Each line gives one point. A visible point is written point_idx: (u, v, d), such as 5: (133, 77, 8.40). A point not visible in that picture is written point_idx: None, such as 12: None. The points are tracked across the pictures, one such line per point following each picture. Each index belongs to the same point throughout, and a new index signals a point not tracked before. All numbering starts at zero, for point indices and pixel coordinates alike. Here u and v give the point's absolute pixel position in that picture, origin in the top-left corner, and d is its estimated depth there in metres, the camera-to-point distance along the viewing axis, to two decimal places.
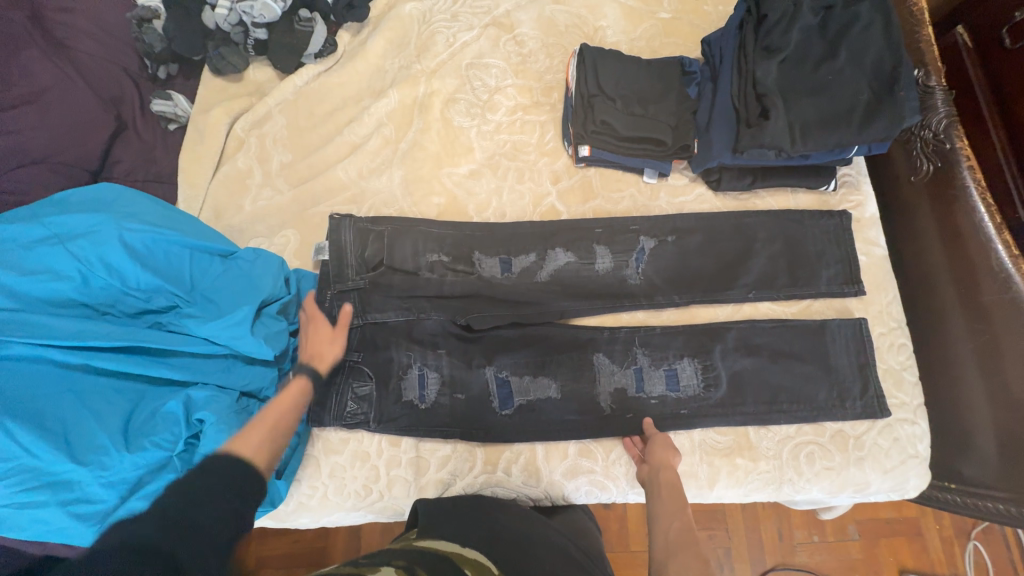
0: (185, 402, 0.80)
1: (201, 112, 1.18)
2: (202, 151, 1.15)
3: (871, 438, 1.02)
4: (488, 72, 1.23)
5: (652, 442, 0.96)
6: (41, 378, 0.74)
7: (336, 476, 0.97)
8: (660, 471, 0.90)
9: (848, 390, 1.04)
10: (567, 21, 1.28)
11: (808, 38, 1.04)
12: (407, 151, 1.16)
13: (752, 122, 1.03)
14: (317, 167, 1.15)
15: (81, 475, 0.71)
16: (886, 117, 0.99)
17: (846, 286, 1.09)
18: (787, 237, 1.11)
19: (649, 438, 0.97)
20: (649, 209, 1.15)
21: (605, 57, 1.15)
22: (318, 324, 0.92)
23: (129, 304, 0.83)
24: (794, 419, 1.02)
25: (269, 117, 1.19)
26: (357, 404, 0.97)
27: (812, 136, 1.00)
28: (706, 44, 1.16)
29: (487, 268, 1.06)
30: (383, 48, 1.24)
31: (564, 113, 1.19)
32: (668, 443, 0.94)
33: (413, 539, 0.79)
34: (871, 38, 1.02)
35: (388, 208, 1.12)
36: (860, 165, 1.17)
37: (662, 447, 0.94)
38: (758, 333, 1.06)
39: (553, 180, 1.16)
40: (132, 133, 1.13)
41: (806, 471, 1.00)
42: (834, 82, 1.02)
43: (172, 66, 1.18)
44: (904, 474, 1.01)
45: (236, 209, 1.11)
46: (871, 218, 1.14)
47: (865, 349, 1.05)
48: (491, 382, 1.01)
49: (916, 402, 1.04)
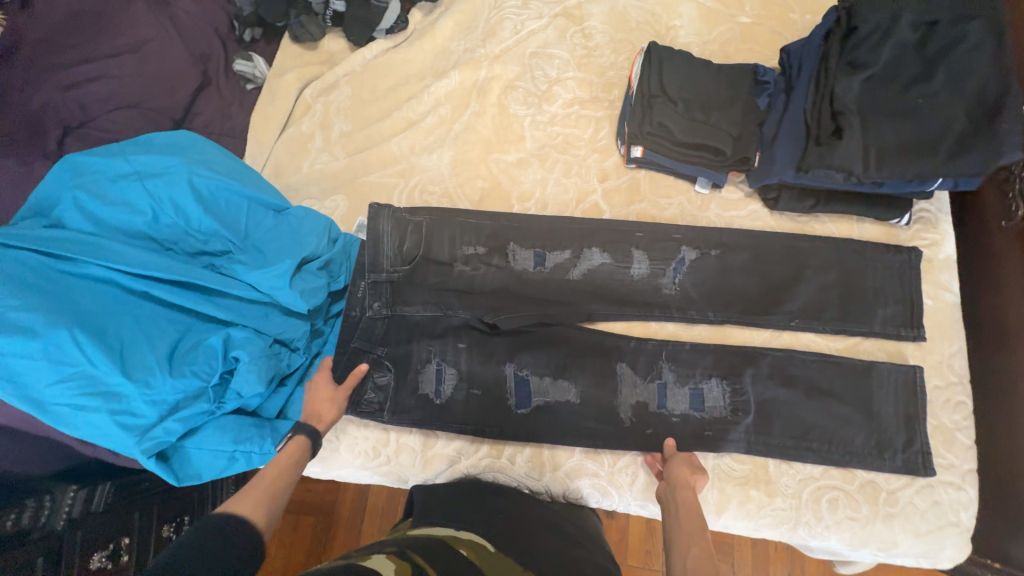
0: (225, 339, 0.87)
1: (277, 75, 1.25)
2: (272, 112, 1.22)
3: (906, 496, 0.94)
4: (551, 63, 1.22)
5: (669, 462, 0.92)
6: (108, 298, 0.82)
7: (350, 433, 1.01)
8: (677, 490, 0.86)
9: (889, 441, 0.96)
10: (639, 17, 1.25)
11: (903, 55, 0.95)
12: (461, 133, 1.18)
13: (822, 139, 0.97)
14: (373, 139, 1.19)
15: (129, 390, 0.78)
16: (978, 151, 0.90)
17: (904, 328, 1.00)
18: (843, 267, 1.03)
19: (667, 459, 0.93)
20: (696, 219, 1.11)
21: (673, 58, 1.12)
22: (320, 383, 0.94)
23: (189, 244, 0.90)
24: (821, 460, 0.96)
25: (336, 86, 1.25)
26: (374, 393, 1.00)
27: (889, 163, 0.93)
28: (785, 52, 1.10)
29: (520, 260, 1.06)
30: (451, 30, 1.26)
31: (622, 111, 1.16)
32: (688, 462, 0.90)
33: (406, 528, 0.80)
34: (975, 61, 0.92)
35: (434, 185, 1.15)
36: (942, 201, 1.07)
37: (683, 467, 0.89)
38: (796, 365, 1.00)
39: (600, 177, 1.14)
40: (214, 89, 1.22)
41: (826, 517, 0.94)
42: (924, 107, 0.93)
43: (256, 30, 1.25)
44: (939, 541, 0.92)
45: (295, 169, 1.18)
46: (945, 259, 1.05)
47: (915, 400, 0.96)
48: (509, 379, 1.01)
49: (966, 467, 0.95)
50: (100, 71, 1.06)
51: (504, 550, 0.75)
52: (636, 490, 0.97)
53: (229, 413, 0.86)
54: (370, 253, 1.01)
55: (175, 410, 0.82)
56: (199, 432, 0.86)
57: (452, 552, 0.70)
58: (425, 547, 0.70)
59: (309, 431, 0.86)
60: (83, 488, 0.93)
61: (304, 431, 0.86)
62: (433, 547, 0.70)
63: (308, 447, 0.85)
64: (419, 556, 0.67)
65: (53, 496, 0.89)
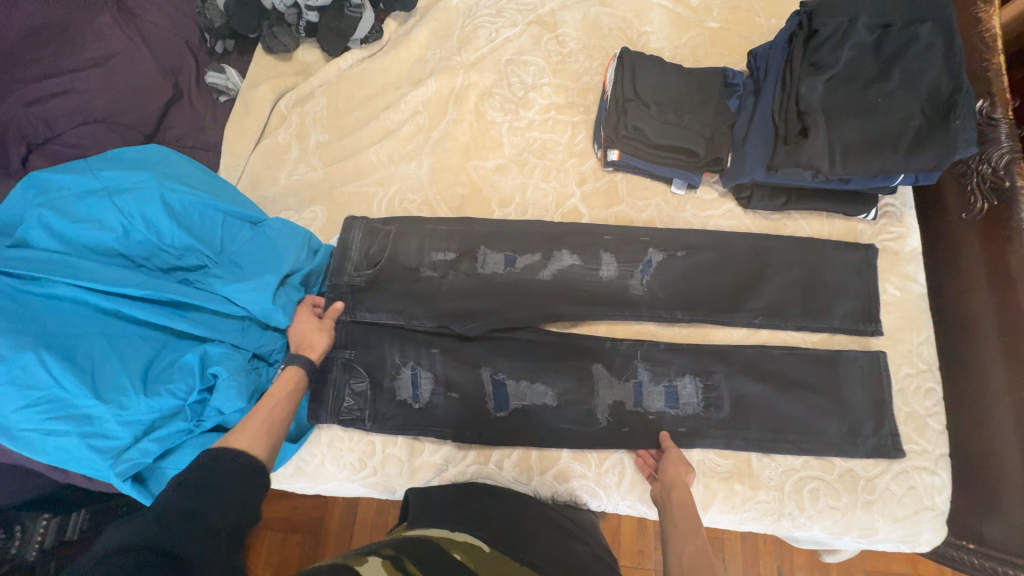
0: (202, 355, 0.85)
1: (250, 87, 1.24)
2: (246, 124, 1.20)
3: (883, 483, 0.97)
4: (526, 69, 1.24)
5: (666, 454, 0.94)
6: (77, 318, 0.80)
7: (334, 446, 1.00)
8: (675, 492, 0.86)
9: (862, 427, 0.98)
10: (611, 23, 1.27)
11: (860, 56, 0.99)
12: (439, 141, 1.18)
13: (789, 139, 1.00)
14: (351, 149, 1.19)
15: (101, 411, 0.76)
16: (934, 146, 0.94)
17: (863, 323, 1.04)
18: (804, 264, 1.06)
19: (664, 450, 0.95)
20: (673, 220, 1.13)
21: (645, 63, 1.14)
22: (304, 316, 0.93)
23: (162, 260, 0.88)
24: (800, 451, 0.98)
25: (312, 97, 1.24)
26: (354, 400, 0.99)
27: (852, 160, 0.96)
28: (752, 56, 1.13)
29: (490, 264, 1.07)
30: (426, 38, 1.27)
31: (598, 116, 1.18)
32: (681, 461, 0.91)
33: (402, 531, 0.81)
34: (928, 60, 0.96)
35: (413, 193, 1.15)
36: (906, 196, 1.11)
37: (677, 463, 0.91)
38: (771, 359, 1.02)
39: (579, 181, 1.16)
40: (187, 102, 1.20)
41: (808, 507, 0.96)
42: (882, 105, 0.97)
43: (229, 41, 1.23)
44: (916, 525, 0.95)
45: (272, 181, 1.17)
46: (911, 252, 1.09)
47: (881, 387, 1.00)
48: (487, 383, 1.01)
49: (938, 451, 0.98)
50: (67, 84, 1.04)
51: (498, 548, 0.75)
52: (624, 489, 0.98)
53: (207, 431, 0.85)
54: (337, 259, 1.02)
55: (151, 429, 0.80)
56: (176, 452, 0.84)
57: (446, 557, 0.69)
58: (417, 551, 0.70)
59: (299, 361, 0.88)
60: (54, 516, 0.92)
61: (299, 361, 0.88)
62: (430, 551, 0.70)
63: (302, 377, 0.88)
64: (413, 562, 0.66)
65: (24, 526, 0.89)
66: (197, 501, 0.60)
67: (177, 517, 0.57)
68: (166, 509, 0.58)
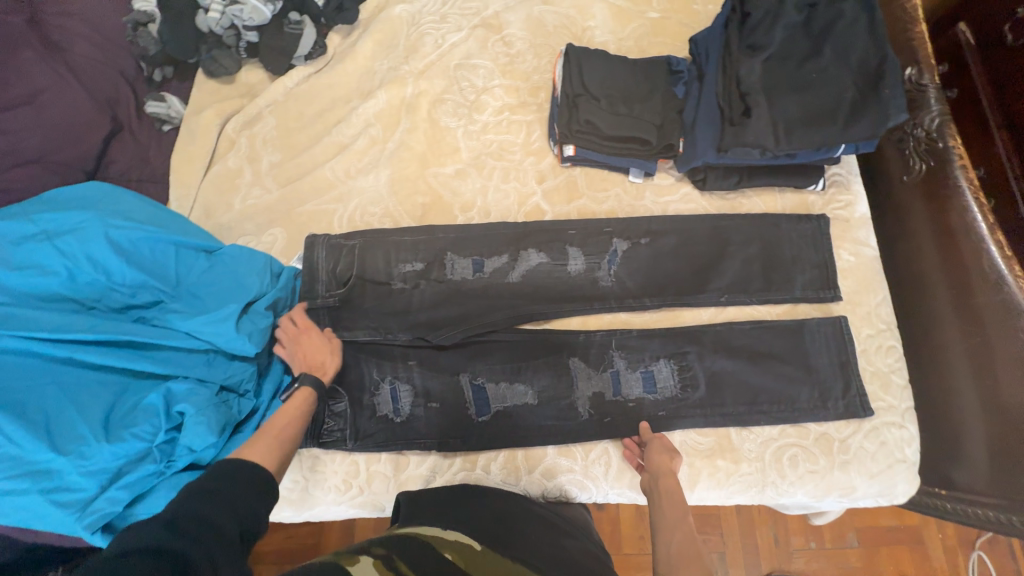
0: (165, 394, 0.82)
1: (194, 112, 1.20)
2: (193, 151, 1.16)
3: (857, 442, 1.00)
4: (476, 73, 1.24)
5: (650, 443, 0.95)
6: (27, 371, 0.76)
7: (318, 470, 0.97)
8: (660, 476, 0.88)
9: (830, 390, 1.02)
10: (555, 21, 1.29)
11: (793, 36, 1.03)
12: (395, 151, 1.17)
13: (735, 120, 1.03)
14: (305, 167, 1.17)
15: (61, 464, 0.73)
16: (869, 115, 0.98)
17: (823, 290, 1.08)
18: (761, 239, 1.10)
19: (648, 442, 0.95)
20: (634, 209, 1.15)
21: (590, 57, 1.16)
22: (313, 336, 0.94)
23: (114, 299, 0.85)
24: (775, 421, 1.00)
25: (260, 118, 1.21)
26: (334, 421, 0.98)
27: (796, 135, 0.99)
28: (693, 42, 1.16)
29: (458, 270, 1.06)
30: (372, 49, 1.26)
31: (551, 113, 1.20)
32: (664, 448, 0.92)
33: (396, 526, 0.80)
34: (855, 34, 1.01)
35: (373, 207, 1.13)
36: (850, 165, 1.16)
37: (662, 451, 0.92)
38: (737, 336, 1.05)
39: (538, 179, 1.17)
40: (128, 134, 1.15)
41: (789, 474, 0.99)
42: (818, 80, 1.01)
43: (167, 69, 1.20)
44: (891, 479, 0.99)
45: (226, 207, 1.13)
46: (861, 218, 1.13)
47: (845, 348, 1.03)
48: (466, 389, 1.01)
49: (904, 405, 1.02)
50: None
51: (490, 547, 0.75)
52: (612, 479, 0.99)
53: (180, 471, 0.82)
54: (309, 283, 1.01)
55: (118, 476, 0.77)
56: (148, 497, 0.80)
57: (438, 557, 0.68)
58: (407, 548, 0.68)
59: (312, 380, 0.88)
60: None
61: (310, 381, 0.88)
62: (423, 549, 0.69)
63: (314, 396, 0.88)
64: (405, 561, 0.65)
65: None
66: (206, 503, 0.62)
67: (188, 521, 0.59)
68: (173, 510, 0.60)
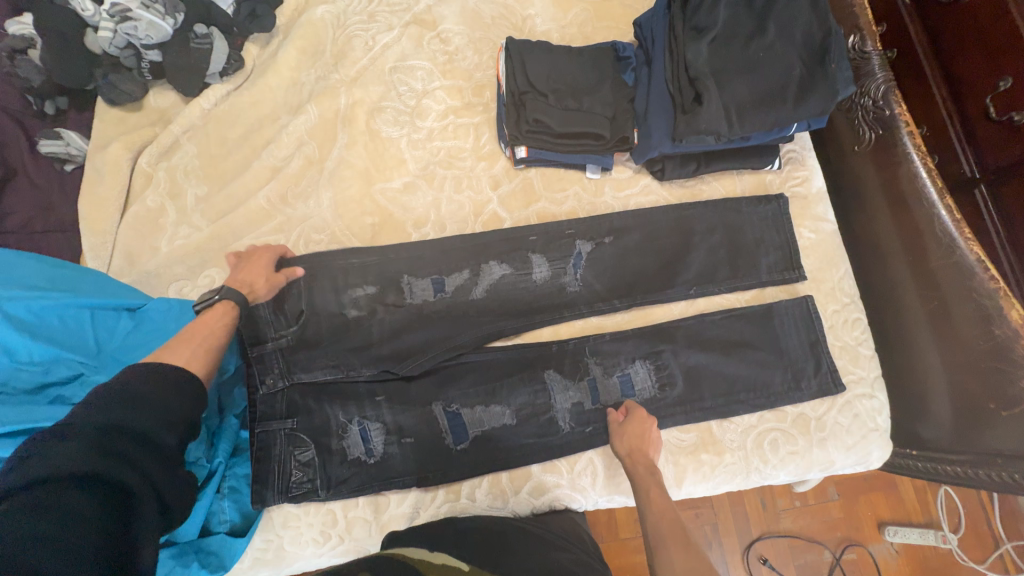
0: None
1: (98, 148, 1.07)
2: (103, 193, 1.04)
3: (832, 418, 1.02)
4: (414, 75, 1.15)
5: (631, 420, 0.94)
6: None
7: (291, 526, 0.90)
8: (631, 458, 0.91)
9: (803, 370, 1.03)
10: (493, 12, 1.21)
11: (736, 14, 1.00)
12: (335, 170, 1.08)
13: (687, 107, 0.99)
14: (236, 198, 1.06)
15: None
16: (819, 92, 0.96)
17: (786, 271, 1.08)
18: (724, 226, 1.08)
19: (630, 416, 0.95)
20: (594, 206, 1.11)
21: (533, 49, 1.09)
22: (258, 258, 0.90)
23: (22, 381, 0.71)
24: (753, 408, 1.00)
25: (177, 146, 1.09)
26: (301, 471, 0.91)
27: (748, 118, 0.97)
28: (637, 26, 1.11)
29: (418, 291, 1.00)
30: (295, 58, 1.14)
31: (498, 113, 1.13)
32: (642, 431, 0.93)
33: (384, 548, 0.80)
34: (797, 8, 0.99)
35: (318, 234, 1.05)
36: (803, 140, 1.15)
37: (638, 433, 0.93)
38: (708, 328, 1.04)
39: (493, 185, 1.11)
40: (24, 180, 1.03)
41: (771, 458, 1.00)
42: (765, 59, 0.98)
43: (60, 100, 1.06)
44: (867, 448, 1.02)
45: (152, 251, 1.02)
46: (818, 193, 1.13)
47: (814, 328, 1.04)
48: (440, 418, 0.96)
49: (873, 375, 1.05)
50: None
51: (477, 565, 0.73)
52: (601, 487, 0.97)
53: None
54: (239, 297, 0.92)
55: None
56: None
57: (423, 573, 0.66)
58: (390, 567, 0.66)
59: (234, 294, 0.81)
60: None
61: (232, 298, 0.80)
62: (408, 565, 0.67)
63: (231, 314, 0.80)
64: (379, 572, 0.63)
65: None
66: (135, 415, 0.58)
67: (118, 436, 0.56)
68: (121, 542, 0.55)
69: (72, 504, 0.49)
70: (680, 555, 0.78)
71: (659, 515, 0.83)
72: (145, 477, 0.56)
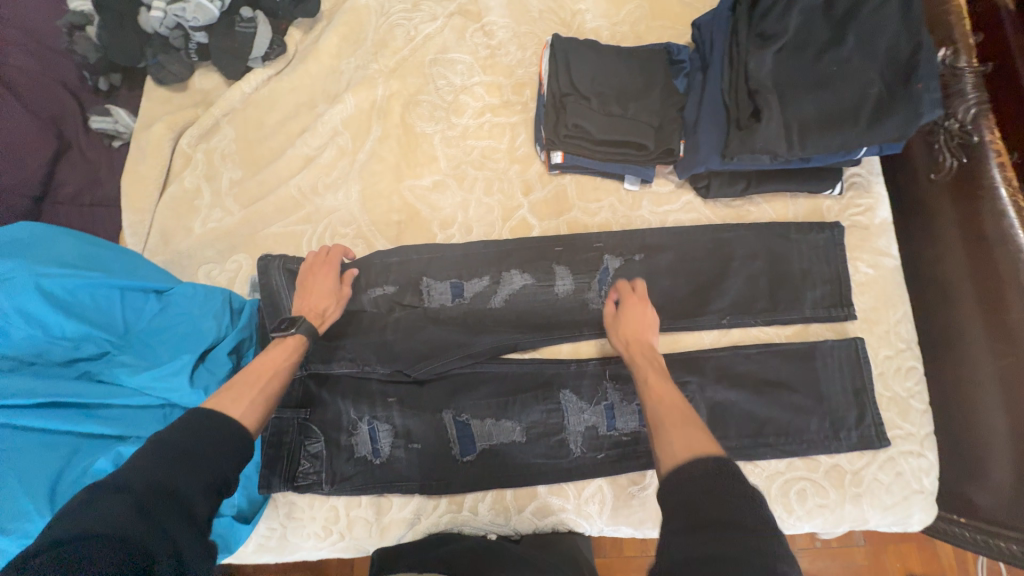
0: (116, 459, 0.74)
1: (144, 127, 1.10)
2: (145, 172, 1.07)
3: (870, 473, 0.94)
4: (453, 69, 1.11)
5: (623, 307, 0.90)
6: None
7: (295, 516, 0.91)
8: (629, 348, 0.84)
9: (843, 420, 0.94)
10: (541, 5, 1.15)
11: (810, 21, 0.90)
12: (366, 163, 1.07)
13: (742, 123, 0.91)
14: (269, 184, 1.07)
15: (5, 543, 0.65)
16: (899, 114, 0.85)
17: (835, 308, 0.98)
18: (769, 253, 1.00)
19: (619, 309, 0.90)
20: (630, 219, 1.04)
21: (580, 49, 1.03)
22: (323, 276, 0.89)
23: (54, 354, 0.76)
24: (782, 453, 0.93)
25: (217, 129, 1.10)
26: (310, 463, 0.91)
27: (811, 138, 0.87)
28: (696, 27, 1.02)
29: (436, 295, 0.98)
30: (336, 45, 1.13)
31: (537, 113, 1.07)
32: (639, 311, 0.88)
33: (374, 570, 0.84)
34: (883, 19, 0.88)
35: (345, 227, 1.04)
36: (872, 164, 1.05)
37: (637, 322, 0.87)
38: (741, 362, 0.97)
39: (525, 190, 1.06)
40: (77, 153, 1.06)
41: (797, 509, 0.92)
42: (839, 74, 0.88)
43: (114, 76, 1.09)
44: (907, 510, 0.92)
45: (185, 232, 1.04)
46: (882, 224, 1.03)
47: (860, 374, 0.95)
48: (450, 426, 0.94)
49: (924, 432, 0.95)
50: None
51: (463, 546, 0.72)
52: (607, 516, 0.93)
53: None
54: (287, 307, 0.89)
55: None
56: None
57: None
58: None
59: (307, 329, 0.82)
60: None
61: (303, 332, 0.81)
62: None
63: (301, 348, 0.81)
64: None
65: None
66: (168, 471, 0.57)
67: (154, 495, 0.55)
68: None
69: (95, 561, 0.49)
70: (675, 431, 0.65)
71: (657, 398, 0.73)
72: (169, 538, 0.53)
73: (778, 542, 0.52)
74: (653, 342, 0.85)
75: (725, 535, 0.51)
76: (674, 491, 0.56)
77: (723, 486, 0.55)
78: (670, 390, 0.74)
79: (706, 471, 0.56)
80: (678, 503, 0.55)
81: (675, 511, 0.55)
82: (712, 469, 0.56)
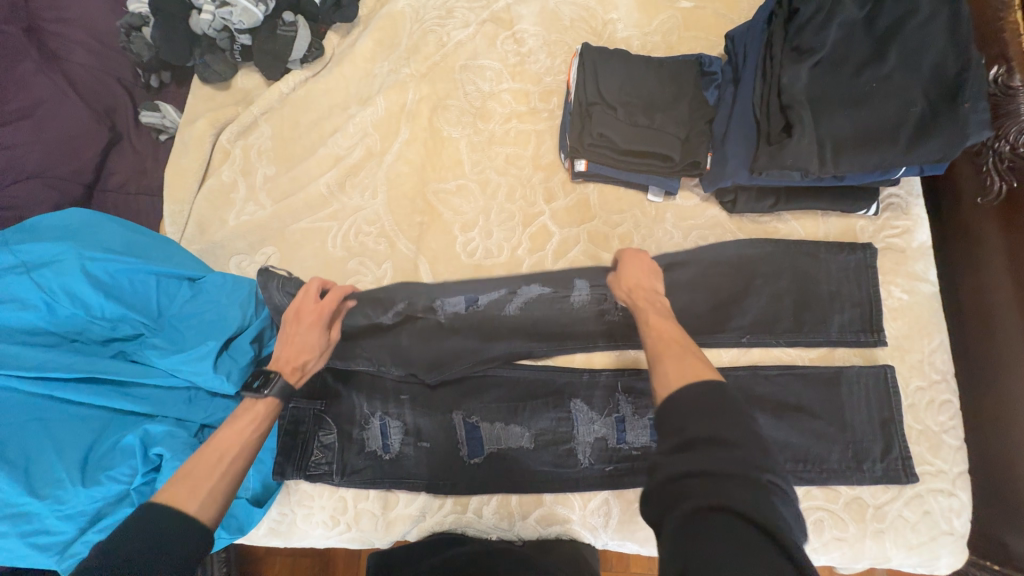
0: (143, 436, 0.78)
1: (187, 122, 1.16)
2: (187, 165, 1.12)
3: (895, 510, 0.89)
4: (483, 75, 1.13)
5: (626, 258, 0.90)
6: (12, 407, 0.74)
7: (305, 504, 0.93)
8: (631, 294, 0.84)
9: (867, 451, 0.90)
10: (573, 14, 1.15)
11: (850, 36, 0.88)
12: (392, 164, 1.09)
13: (772, 138, 0.89)
14: (300, 181, 1.11)
15: (39, 507, 0.70)
16: (942, 135, 0.81)
17: (864, 334, 0.94)
18: (795, 272, 0.96)
19: (620, 261, 0.90)
20: (652, 231, 1.03)
21: (609, 59, 1.03)
22: (312, 329, 0.84)
23: (95, 332, 0.81)
24: (799, 481, 0.90)
25: (255, 126, 1.15)
26: (322, 453, 0.93)
27: (845, 156, 0.85)
28: (729, 38, 1.01)
29: (450, 307, 0.95)
30: (371, 50, 1.16)
31: (562, 122, 1.08)
32: (643, 259, 0.88)
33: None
34: (928, 35, 0.84)
35: (369, 226, 1.06)
36: (912, 184, 1.00)
37: (638, 270, 0.87)
38: (761, 383, 0.94)
39: (547, 198, 1.06)
40: (127, 144, 1.14)
41: (812, 540, 0.89)
42: (878, 91, 0.85)
43: (164, 74, 1.16)
44: (933, 552, 0.87)
45: (220, 223, 1.09)
46: (920, 247, 0.98)
47: (889, 404, 0.91)
48: (459, 428, 0.95)
49: (956, 470, 0.90)
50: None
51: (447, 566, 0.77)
52: (613, 530, 0.92)
53: None
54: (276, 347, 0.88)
55: (97, 518, 0.74)
56: None
57: None
58: None
59: (279, 391, 0.79)
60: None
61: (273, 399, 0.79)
62: None
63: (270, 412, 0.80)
64: None
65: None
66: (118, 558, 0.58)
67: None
68: None
69: None
70: (672, 366, 0.67)
71: (657, 336, 0.75)
72: None
73: (762, 456, 0.55)
74: (658, 287, 0.85)
75: (710, 450, 0.55)
76: (664, 418, 0.60)
77: (713, 408, 0.58)
78: (673, 328, 0.76)
79: (697, 392, 0.60)
80: (669, 424, 0.59)
81: (666, 435, 0.59)
82: (703, 388, 0.60)
